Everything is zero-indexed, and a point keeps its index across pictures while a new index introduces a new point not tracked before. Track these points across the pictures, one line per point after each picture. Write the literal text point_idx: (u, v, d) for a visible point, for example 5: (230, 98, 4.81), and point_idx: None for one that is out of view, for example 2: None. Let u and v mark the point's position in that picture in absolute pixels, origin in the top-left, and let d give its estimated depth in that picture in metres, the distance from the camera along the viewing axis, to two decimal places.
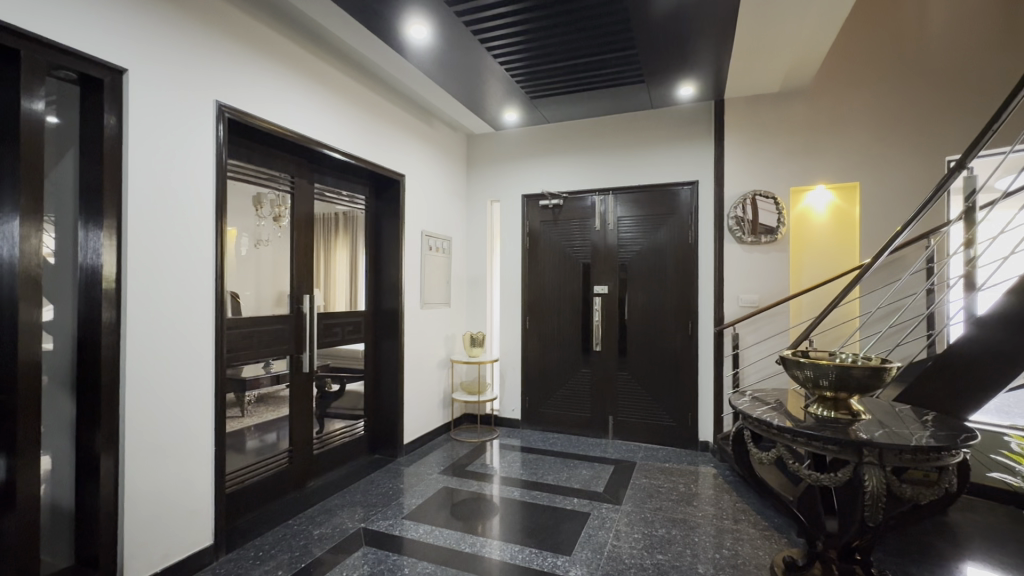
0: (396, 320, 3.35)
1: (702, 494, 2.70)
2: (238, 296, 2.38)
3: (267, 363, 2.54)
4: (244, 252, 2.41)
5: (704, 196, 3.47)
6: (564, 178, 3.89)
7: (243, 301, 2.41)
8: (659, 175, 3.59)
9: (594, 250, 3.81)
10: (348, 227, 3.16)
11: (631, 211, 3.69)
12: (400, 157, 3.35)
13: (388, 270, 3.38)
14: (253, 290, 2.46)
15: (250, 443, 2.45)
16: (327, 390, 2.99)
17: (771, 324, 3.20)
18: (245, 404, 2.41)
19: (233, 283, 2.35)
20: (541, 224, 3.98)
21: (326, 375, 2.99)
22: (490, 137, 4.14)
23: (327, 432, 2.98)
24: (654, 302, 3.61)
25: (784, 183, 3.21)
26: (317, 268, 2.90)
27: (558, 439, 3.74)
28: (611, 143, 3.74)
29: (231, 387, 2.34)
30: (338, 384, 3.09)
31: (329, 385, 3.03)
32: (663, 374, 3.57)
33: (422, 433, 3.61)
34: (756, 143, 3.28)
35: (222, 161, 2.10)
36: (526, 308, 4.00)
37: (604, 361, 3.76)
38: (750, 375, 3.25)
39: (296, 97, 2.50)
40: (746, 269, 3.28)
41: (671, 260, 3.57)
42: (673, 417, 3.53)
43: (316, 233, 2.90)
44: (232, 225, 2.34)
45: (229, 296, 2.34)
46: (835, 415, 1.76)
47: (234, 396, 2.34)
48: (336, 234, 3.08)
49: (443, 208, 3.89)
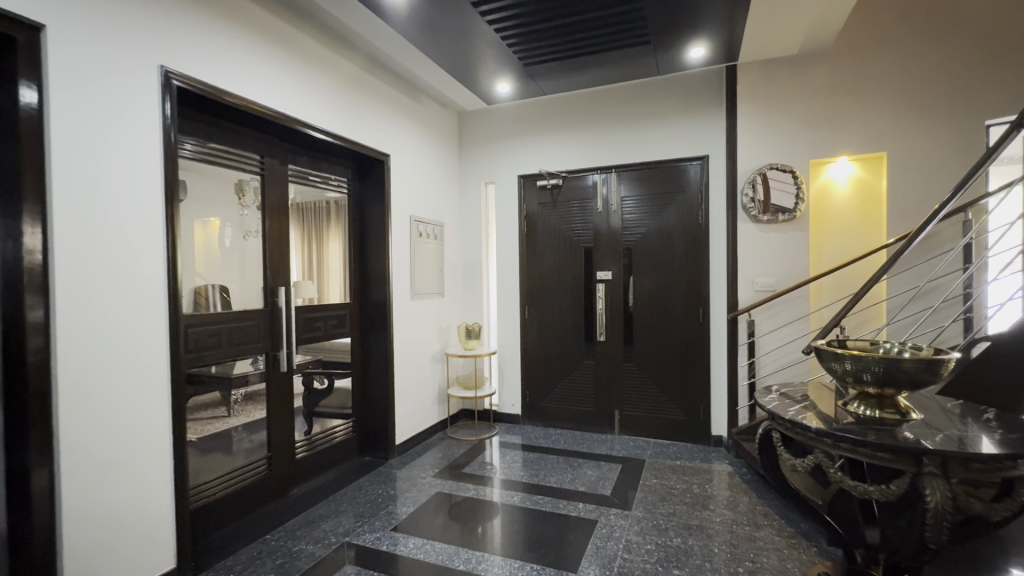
0: (385, 312, 3.11)
1: (718, 497, 2.48)
2: (227, 291, 2.26)
3: (255, 359, 2.40)
4: (229, 243, 2.30)
5: (715, 173, 3.20)
6: (563, 157, 3.62)
7: (233, 297, 2.30)
8: (666, 151, 3.32)
9: (596, 234, 3.56)
10: (339, 216, 3.00)
11: (635, 191, 3.44)
12: (383, 135, 3.09)
13: (375, 259, 3.13)
14: (240, 287, 2.34)
15: (238, 444, 2.33)
16: (314, 388, 2.82)
17: (789, 309, 2.95)
18: (232, 403, 2.29)
19: (221, 276, 2.25)
20: (540, 207, 3.72)
21: (310, 372, 2.80)
22: (482, 114, 3.86)
23: (313, 434, 2.78)
24: (661, 288, 3.38)
25: (803, 155, 2.94)
26: (293, 257, 2.66)
27: (560, 435, 3.51)
28: (613, 116, 3.46)
29: (210, 388, 2.17)
30: (325, 381, 2.91)
31: (316, 382, 2.85)
32: (672, 364, 3.34)
33: (416, 431, 3.39)
34: (772, 112, 3.00)
35: (172, 137, 1.84)
36: (524, 296, 3.76)
37: (608, 352, 3.52)
38: (766, 364, 3.01)
39: (260, 66, 2.24)
40: (761, 251, 3.02)
41: (679, 243, 3.33)
42: (684, 410, 3.31)
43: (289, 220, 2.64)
44: (215, 215, 2.22)
45: (219, 291, 2.24)
46: (881, 416, 1.53)
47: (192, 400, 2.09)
48: (327, 224, 2.93)
49: (433, 191, 3.62)
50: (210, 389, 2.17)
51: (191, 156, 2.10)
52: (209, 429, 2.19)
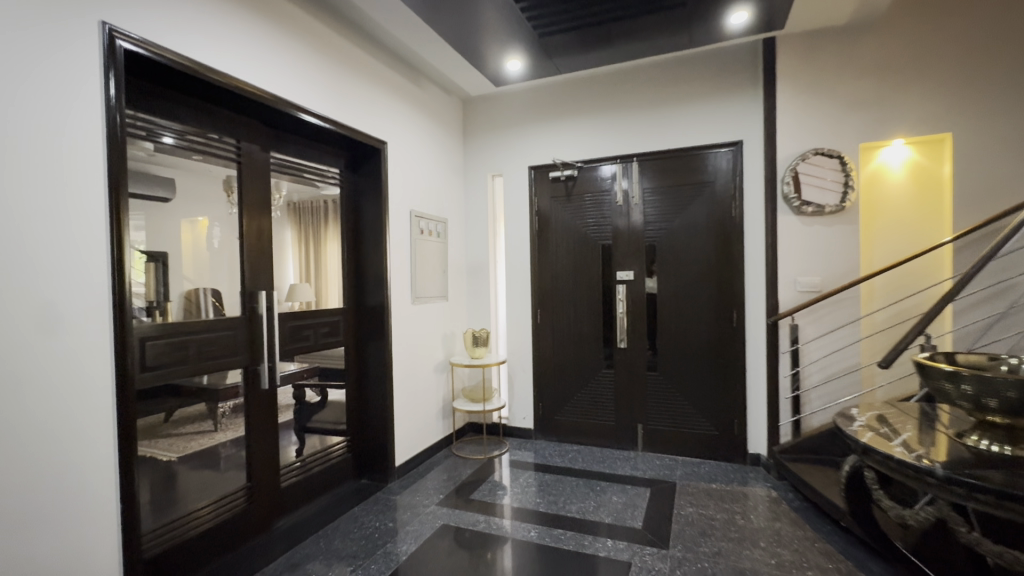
0: (383, 318, 2.78)
1: (768, 531, 2.14)
2: (220, 297, 2.06)
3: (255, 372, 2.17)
4: (218, 245, 2.07)
5: (750, 160, 2.87)
6: (578, 145, 3.29)
7: (216, 303, 2.03)
8: (693, 136, 2.99)
9: (616, 230, 3.22)
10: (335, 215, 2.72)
11: (658, 182, 3.11)
12: (377, 120, 2.77)
13: (371, 259, 2.80)
14: (222, 287, 2.07)
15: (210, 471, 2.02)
16: (307, 401, 2.56)
17: (837, 312, 2.63)
18: (219, 417, 2.06)
19: (208, 279, 2.01)
20: (552, 202, 3.39)
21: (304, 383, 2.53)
22: (489, 100, 3.54)
23: (307, 455, 2.49)
24: (689, 289, 3.05)
25: (851, 138, 2.61)
26: (284, 259, 2.39)
27: (577, 452, 3.18)
28: (634, 99, 3.13)
29: (200, 397, 1.97)
30: (318, 394, 2.64)
31: (309, 395, 2.59)
32: (702, 374, 3.01)
33: (419, 450, 3.06)
34: (816, 91, 2.67)
35: (117, 115, 1.52)
36: (536, 298, 3.43)
37: (630, 361, 3.19)
38: (813, 374, 2.68)
39: (232, 32, 1.92)
40: (805, 246, 2.68)
41: (710, 239, 2.99)
42: (715, 424, 2.97)
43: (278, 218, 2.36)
44: (203, 214, 2.01)
45: (213, 297, 2.03)
46: (1013, 453, 1.21)
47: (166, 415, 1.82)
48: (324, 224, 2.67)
49: (435, 185, 3.29)
50: (201, 401, 1.96)
51: (173, 145, 1.89)
52: (194, 446, 1.96)
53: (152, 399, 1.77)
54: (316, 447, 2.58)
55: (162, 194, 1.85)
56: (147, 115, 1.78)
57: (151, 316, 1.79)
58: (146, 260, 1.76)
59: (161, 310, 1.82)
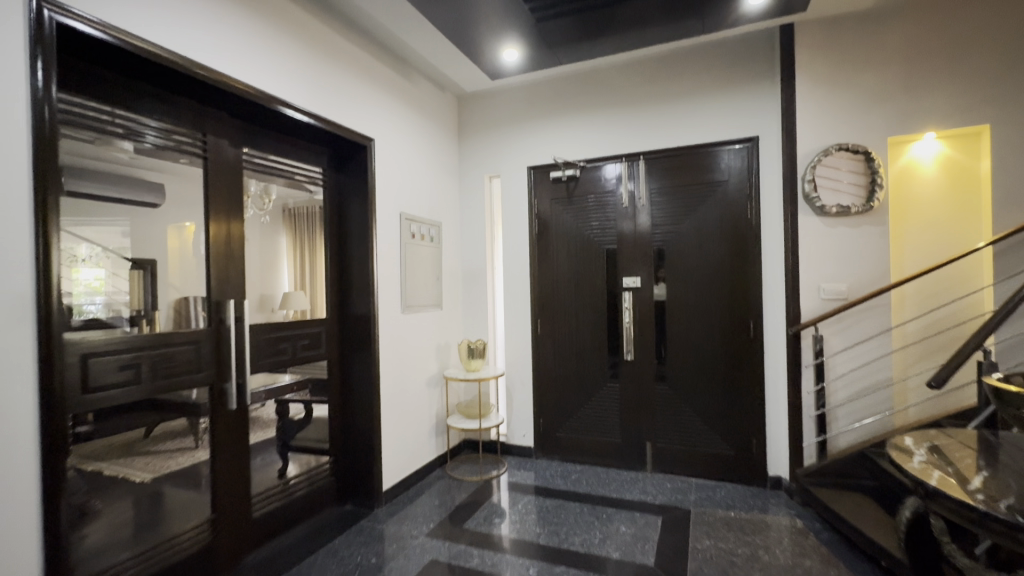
0: (369, 329, 2.56)
1: (796, 569, 1.90)
2: (195, 300, 1.91)
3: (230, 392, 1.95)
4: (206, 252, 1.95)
5: (765, 157, 2.66)
6: (581, 143, 3.09)
7: (176, 317, 1.83)
8: (703, 132, 2.79)
9: (621, 233, 3.00)
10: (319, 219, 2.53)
11: (667, 182, 2.90)
12: (363, 115, 2.57)
13: (357, 265, 2.59)
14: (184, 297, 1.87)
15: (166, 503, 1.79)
16: (291, 417, 2.38)
17: (864, 322, 2.41)
18: (201, 434, 1.91)
19: (165, 288, 1.80)
20: (552, 204, 3.18)
21: (293, 396, 2.39)
22: (486, 97, 3.35)
23: (289, 478, 2.30)
24: (701, 296, 2.82)
25: (877, 132, 2.40)
26: (281, 268, 2.33)
27: (581, 474, 2.94)
28: (639, 93, 2.93)
29: (182, 411, 1.85)
30: (302, 409, 2.45)
31: (294, 411, 2.41)
32: (715, 388, 2.78)
33: (409, 471, 2.83)
34: (838, 81, 2.46)
35: (45, 107, 1.31)
36: (535, 307, 3.21)
37: (637, 373, 2.96)
38: (838, 391, 2.45)
39: (195, 11, 1.73)
40: (828, 249, 2.46)
41: (723, 243, 2.77)
42: (730, 443, 2.74)
43: (272, 224, 2.29)
44: (190, 219, 1.90)
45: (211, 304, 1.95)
46: None
47: (144, 430, 1.72)
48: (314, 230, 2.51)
49: (428, 185, 3.09)
50: (178, 415, 1.83)
51: (154, 145, 1.79)
52: (172, 464, 1.83)
53: (94, 422, 1.56)
54: (308, 465, 2.44)
55: (151, 198, 1.78)
56: (128, 113, 1.69)
57: (138, 325, 1.70)
58: (131, 268, 1.69)
59: (150, 319, 1.74)
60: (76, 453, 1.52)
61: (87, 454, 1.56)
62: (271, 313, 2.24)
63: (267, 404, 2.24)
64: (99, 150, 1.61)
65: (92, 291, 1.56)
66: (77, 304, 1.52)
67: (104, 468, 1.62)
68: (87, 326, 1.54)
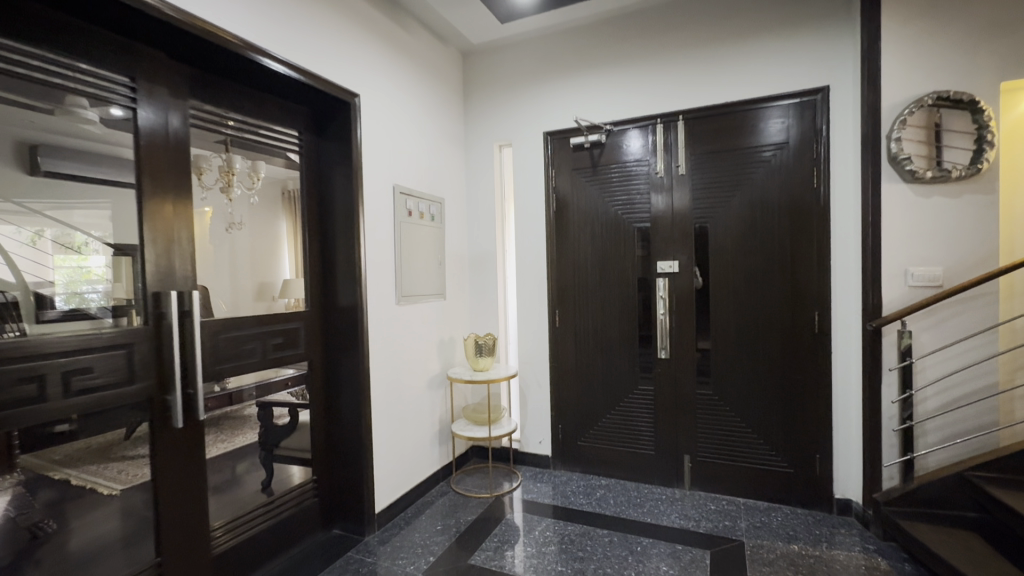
0: (356, 324, 2.15)
1: None
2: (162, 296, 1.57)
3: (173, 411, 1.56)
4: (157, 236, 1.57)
5: (838, 115, 2.18)
6: (607, 102, 2.62)
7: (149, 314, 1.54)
8: (758, 85, 2.30)
9: (654, 209, 2.54)
10: (295, 194, 2.11)
11: (711, 146, 2.42)
12: (349, 66, 2.13)
13: (342, 247, 2.18)
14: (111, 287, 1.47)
15: (92, 548, 1.42)
16: (274, 424, 2.03)
17: (964, 316, 1.94)
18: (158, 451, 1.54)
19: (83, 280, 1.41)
20: (573, 176, 2.72)
21: (289, 393, 2.07)
22: (495, 52, 2.88)
23: (281, 495, 2.01)
24: (752, 282, 2.36)
25: (990, 75, 1.90)
26: (278, 255, 2.05)
27: (607, 490, 2.53)
28: (678, 40, 2.44)
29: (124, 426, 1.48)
30: (287, 413, 2.08)
31: (279, 415, 2.06)
32: (769, 393, 2.34)
33: (408, 486, 2.45)
34: (939, 11, 1.94)
35: None
36: (552, 295, 2.78)
37: (673, 375, 2.52)
38: (928, 400, 1.99)
39: None
40: (919, 226, 1.98)
41: (781, 219, 2.30)
42: (788, 459, 2.30)
43: (266, 208, 2.01)
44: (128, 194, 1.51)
45: (151, 297, 1.55)
46: None
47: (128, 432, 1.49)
48: (289, 208, 2.09)
49: (427, 155, 2.65)
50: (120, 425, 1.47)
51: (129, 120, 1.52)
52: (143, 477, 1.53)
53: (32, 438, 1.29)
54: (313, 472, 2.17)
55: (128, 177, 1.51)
56: (97, 70, 1.43)
57: (126, 318, 1.50)
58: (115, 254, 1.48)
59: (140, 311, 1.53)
60: (35, 459, 1.30)
61: (54, 460, 1.34)
62: (272, 302, 2.00)
63: (254, 405, 1.94)
64: (62, 122, 1.38)
65: (90, 277, 1.42)
66: (76, 293, 1.40)
67: (72, 476, 1.39)
68: (69, 316, 1.38)
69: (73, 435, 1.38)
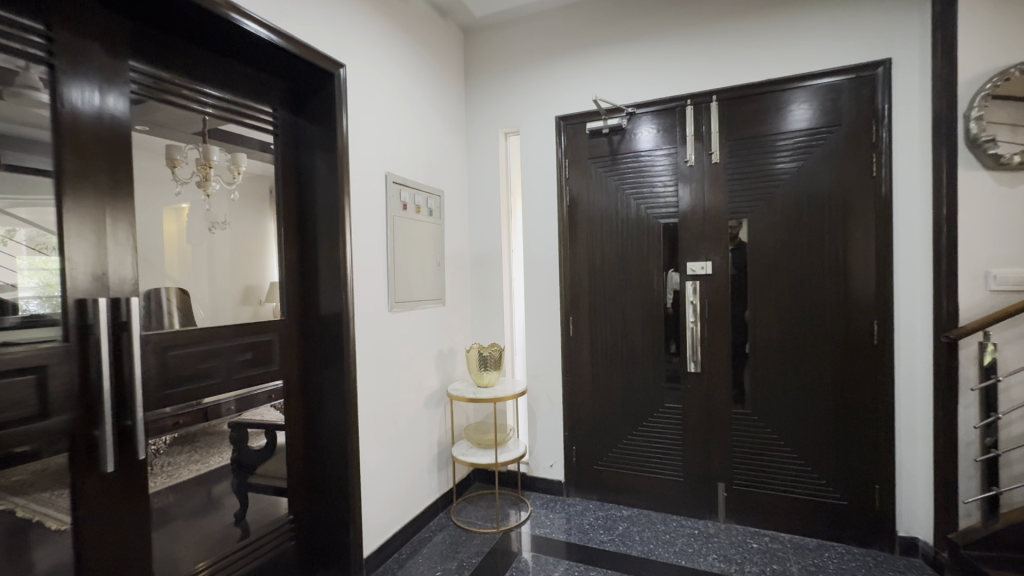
0: (341, 334, 1.83)
1: None
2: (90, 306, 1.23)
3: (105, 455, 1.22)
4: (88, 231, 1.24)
5: (902, 94, 1.89)
6: (629, 83, 2.32)
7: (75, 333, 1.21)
8: (808, 61, 2.01)
9: (683, 202, 2.23)
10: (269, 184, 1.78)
11: (750, 131, 2.12)
12: (335, 33, 1.81)
13: (325, 245, 1.85)
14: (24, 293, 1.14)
15: None
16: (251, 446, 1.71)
17: None
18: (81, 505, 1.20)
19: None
20: (589, 166, 2.42)
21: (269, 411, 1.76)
22: (502, 28, 2.58)
23: (257, 538, 1.68)
24: (799, 285, 2.06)
25: None
26: (251, 257, 1.71)
27: (630, 524, 2.22)
28: (713, 10, 2.15)
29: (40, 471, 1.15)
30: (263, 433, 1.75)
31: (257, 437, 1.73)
32: (820, 413, 2.03)
33: (402, 521, 2.13)
34: None
35: None
36: (565, 300, 2.47)
37: (705, 391, 2.21)
38: (1016, 425, 1.70)
39: None
40: (1005, 219, 1.69)
41: (832, 213, 2.00)
42: (842, 490, 2.00)
43: (245, 206, 1.70)
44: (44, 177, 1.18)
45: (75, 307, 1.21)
46: None
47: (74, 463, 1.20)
48: (263, 201, 1.76)
49: (423, 141, 2.34)
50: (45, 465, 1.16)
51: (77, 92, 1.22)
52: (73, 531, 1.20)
53: None
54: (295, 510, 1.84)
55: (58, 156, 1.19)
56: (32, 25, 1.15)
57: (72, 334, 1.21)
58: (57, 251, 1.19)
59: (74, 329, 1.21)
60: None
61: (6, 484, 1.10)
62: (257, 308, 1.72)
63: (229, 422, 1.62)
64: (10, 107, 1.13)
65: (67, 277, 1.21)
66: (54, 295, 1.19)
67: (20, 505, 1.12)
68: (33, 323, 1.16)
69: (35, 455, 1.14)
